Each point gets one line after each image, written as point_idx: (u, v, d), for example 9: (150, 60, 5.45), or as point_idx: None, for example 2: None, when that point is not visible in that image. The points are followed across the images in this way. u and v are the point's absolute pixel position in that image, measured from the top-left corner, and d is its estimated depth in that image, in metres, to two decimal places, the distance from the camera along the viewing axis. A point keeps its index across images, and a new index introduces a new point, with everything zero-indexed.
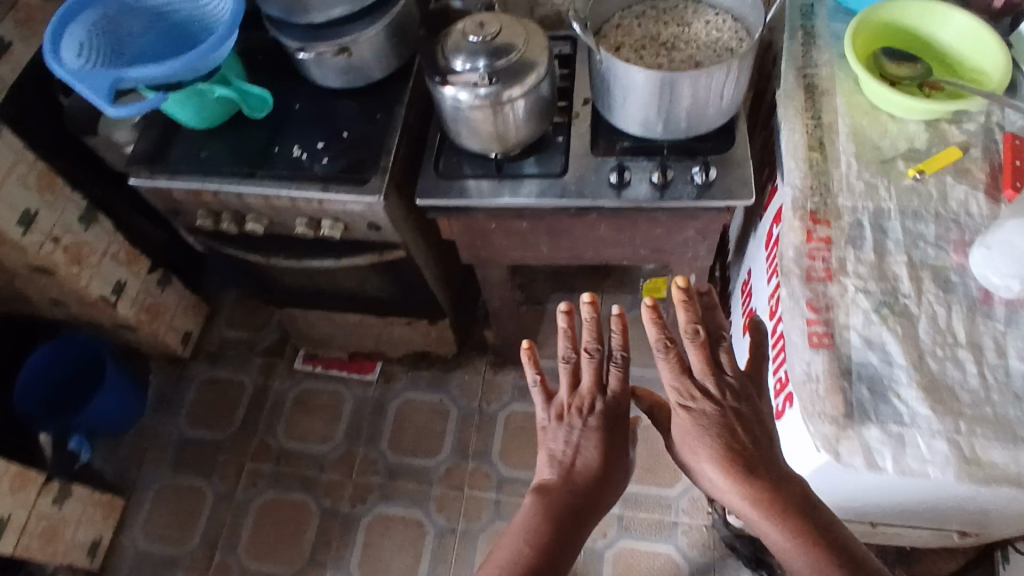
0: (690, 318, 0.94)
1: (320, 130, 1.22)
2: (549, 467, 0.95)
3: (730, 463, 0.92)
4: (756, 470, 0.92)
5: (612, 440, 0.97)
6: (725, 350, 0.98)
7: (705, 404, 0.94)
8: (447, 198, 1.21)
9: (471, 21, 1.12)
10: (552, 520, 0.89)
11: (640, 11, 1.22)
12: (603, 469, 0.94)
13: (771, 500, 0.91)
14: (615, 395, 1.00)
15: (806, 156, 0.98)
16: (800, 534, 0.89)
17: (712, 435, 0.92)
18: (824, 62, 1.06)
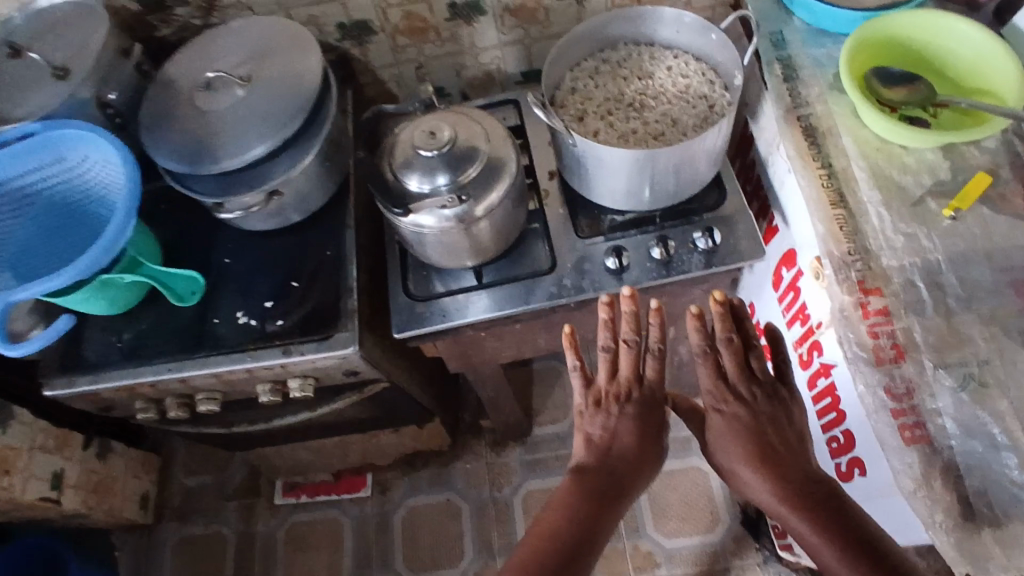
0: (726, 328, 0.80)
1: (264, 282, 1.04)
2: (586, 447, 0.88)
3: (765, 462, 0.78)
4: (795, 474, 0.77)
5: (652, 427, 0.88)
6: (756, 357, 0.82)
7: (736, 409, 0.81)
8: (430, 324, 1.05)
9: (418, 128, 0.95)
10: (580, 503, 0.83)
11: (592, 68, 1.09)
12: (641, 456, 0.87)
13: (814, 505, 0.75)
14: (651, 379, 0.90)
15: (832, 214, 0.89)
16: (845, 545, 0.72)
17: (739, 434, 0.79)
18: (815, 97, 0.97)
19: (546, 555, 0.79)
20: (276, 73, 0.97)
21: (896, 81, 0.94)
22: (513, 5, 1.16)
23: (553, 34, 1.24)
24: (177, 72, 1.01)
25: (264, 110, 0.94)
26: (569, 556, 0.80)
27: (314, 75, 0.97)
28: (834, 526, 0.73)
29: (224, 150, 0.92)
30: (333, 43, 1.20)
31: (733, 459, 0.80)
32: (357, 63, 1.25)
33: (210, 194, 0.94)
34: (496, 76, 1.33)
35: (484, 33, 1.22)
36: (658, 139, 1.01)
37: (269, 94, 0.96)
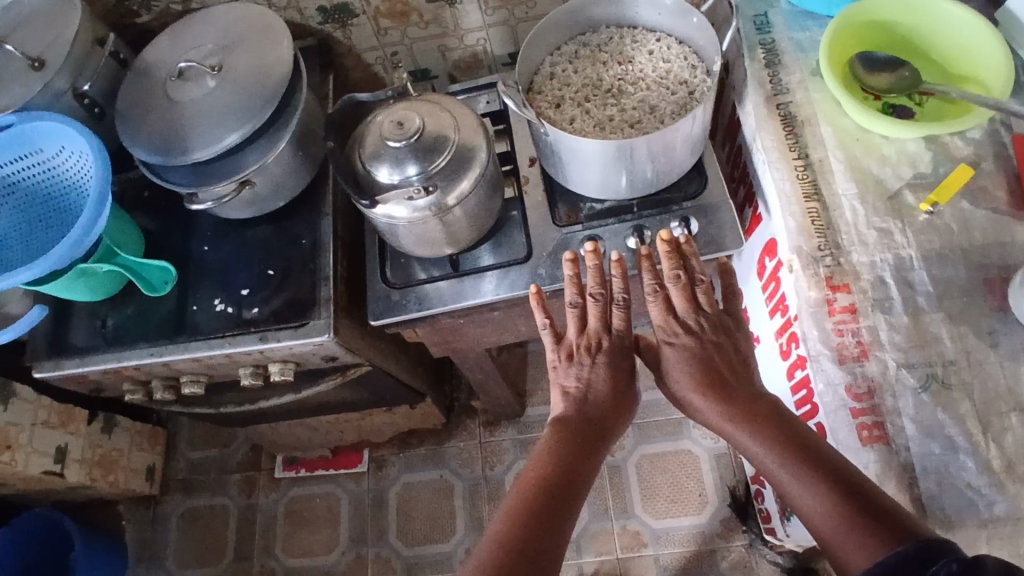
0: (673, 266, 0.88)
1: (243, 270, 1.06)
2: (565, 400, 0.90)
3: (712, 385, 0.84)
4: (736, 390, 0.84)
5: (625, 370, 0.91)
6: (703, 290, 0.89)
7: (685, 340, 0.87)
8: (405, 312, 1.06)
9: (388, 118, 0.95)
10: (563, 448, 0.85)
11: (571, 53, 1.07)
12: (614, 399, 0.90)
13: (764, 423, 0.80)
14: (622, 329, 0.92)
15: (805, 207, 0.86)
16: (795, 456, 0.76)
17: (685, 359, 0.86)
18: (796, 83, 0.94)
19: (537, 501, 0.80)
20: (247, 62, 0.97)
21: (880, 66, 0.90)
22: None
23: (537, 16, 1.22)
24: (155, 60, 1.03)
25: (234, 100, 0.95)
26: (557, 503, 0.80)
27: (284, 63, 0.96)
28: (783, 441, 0.78)
29: (194, 141, 0.93)
30: (315, 26, 1.20)
31: (685, 388, 0.86)
32: (340, 47, 1.25)
33: (182, 185, 0.95)
34: (483, 58, 1.31)
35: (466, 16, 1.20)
36: (635, 126, 0.99)
37: (239, 84, 0.96)
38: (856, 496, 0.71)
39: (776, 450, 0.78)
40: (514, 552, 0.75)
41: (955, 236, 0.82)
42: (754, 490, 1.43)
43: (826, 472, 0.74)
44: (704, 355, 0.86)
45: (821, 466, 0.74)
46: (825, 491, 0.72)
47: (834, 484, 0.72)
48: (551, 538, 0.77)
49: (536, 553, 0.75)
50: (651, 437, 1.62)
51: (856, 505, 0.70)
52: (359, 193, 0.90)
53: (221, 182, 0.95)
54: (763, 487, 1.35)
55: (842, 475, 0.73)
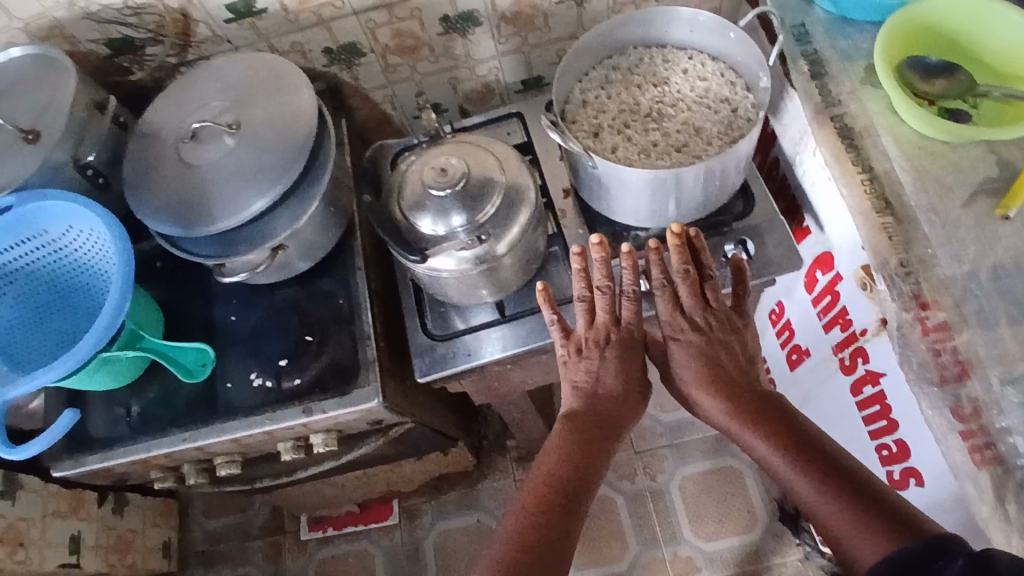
0: (682, 260, 0.81)
1: (274, 337, 0.98)
2: (573, 396, 0.83)
3: (718, 384, 0.80)
4: (749, 393, 0.79)
5: (635, 373, 0.84)
6: (712, 287, 0.83)
7: (690, 337, 0.82)
8: (453, 366, 0.99)
9: (428, 166, 0.89)
10: (574, 446, 0.78)
11: (602, 78, 1.03)
12: (625, 399, 0.82)
13: (778, 422, 0.76)
14: (631, 321, 0.84)
15: (878, 223, 0.83)
16: (811, 454, 0.73)
17: (693, 360, 0.81)
18: (847, 92, 0.91)
19: (548, 501, 0.74)
20: (268, 115, 0.90)
21: (933, 71, 0.89)
22: (509, 13, 1.11)
23: (550, 41, 1.18)
24: (160, 121, 0.95)
25: (259, 159, 0.88)
26: (568, 502, 0.75)
27: (308, 115, 0.90)
28: (799, 439, 0.74)
29: (218, 208, 0.86)
30: (320, 69, 1.14)
31: (691, 388, 0.81)
32: (346, 89, 1.19)
33: (208, 256, 0.89)
34: (495, 88, 1.25)
35: (476, 46, 1.16)
36: (681, 150, 0.95)
37: (262, 140, 0.89)
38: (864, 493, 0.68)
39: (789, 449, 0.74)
40: (527, 556, 0.70)
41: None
42: None
43: (837, 471, 0.71)
44: (713, 356, 0.81)
45: (841, 473, 0.70)
46: (833, 489, 0.69)
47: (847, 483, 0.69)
48: (561, 543, 0.72)
49: (549, 559, 0.70)
50: (690, 458, 1.57)
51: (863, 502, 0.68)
52: (408, 247, 0.84)
53: (252, 250, 0.88)
54: None
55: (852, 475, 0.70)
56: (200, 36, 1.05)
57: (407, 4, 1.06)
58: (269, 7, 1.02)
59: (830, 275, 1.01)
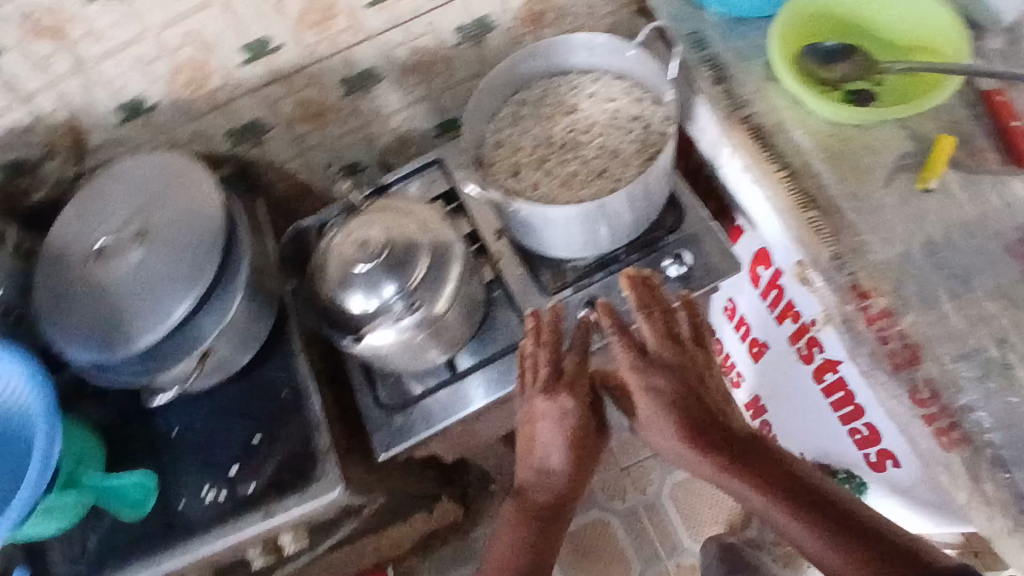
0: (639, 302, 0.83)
1: (222, 441, 0.93)
2: (529, 467, 0.87)
3: (695, 429, 0.76)
4: (724, 436, 0.76)
5: (589, 431, 0.85)
6: (675, 325, 0.83)
7: (659, 379, 0.79)
8: (413, 435, 0.96)
9: (350, 240, 0.86)
10: (525, 526, 0.84)
11: (511, 116, 1.01)
12: (580, 461, 0.85)
13: (757, 468, 0.73)
14: (573, 372, 0.85)
15: (805, 219, 0.83)
16: (794, 493, 0.70)
17: (663, 409, 0.78)
18: (752, 92, 0.91)
19: None
20: (173, 216, 0.86)
21: (834, 55, 0.89)
22: (409, 64, 1.09)
23: (457, 83, 1.16)
24: (62, 241, 0.90)
25: (170, 265, 0.84)
26: None
27: (214, 208, 0.86)
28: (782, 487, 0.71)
29: (137, 327, 0.82)
30: (226, 152, 1.10)
31: (668, 437, 0.77)
32: (259, 167, 1.15)
33: (138, 377, 0.85)
34: (412, 138, 1.23)
35: (383, 101, 1.13)
36: (602, 176, 0.94)
37: (170, 245, 0.85)
38: (856, 537, 0.66)
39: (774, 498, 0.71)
40: None
41: (961, 211, 0.79)
42: None
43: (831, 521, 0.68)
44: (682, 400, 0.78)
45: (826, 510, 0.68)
46: (824, 527, 0.67)
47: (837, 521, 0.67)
48: None
49: None
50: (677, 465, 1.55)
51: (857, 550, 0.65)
52: (342, 331, 0.82)
53: (181, 360, 0.85)
54: None
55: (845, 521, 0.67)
56: (92, 143, 1.00)
57: (302, 73, 1.04)
58: (160, 101, 0.99)
59: (771, 271, 1.01)
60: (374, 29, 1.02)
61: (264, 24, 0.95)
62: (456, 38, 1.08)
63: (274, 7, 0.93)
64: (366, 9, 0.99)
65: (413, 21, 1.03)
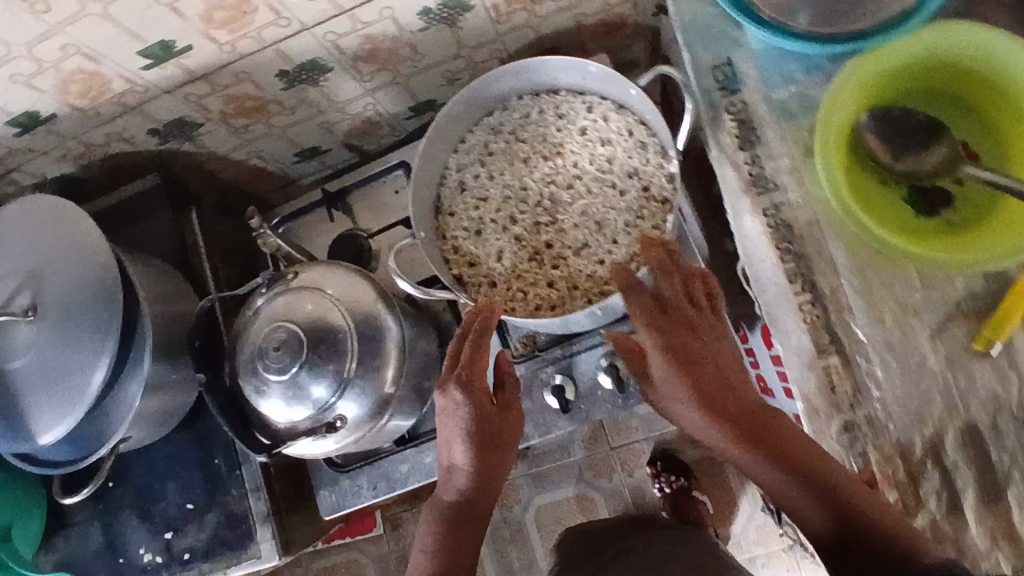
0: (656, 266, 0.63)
1: (157, 504, 0.88)
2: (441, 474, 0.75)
3: (712, 401, 0.61)
4: (739, 409, 0.62)
5: (501, 420, 0.72)
6: (695, 282, 0.64)
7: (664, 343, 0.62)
8: (355, 504, 0.89)
9: (270, 328, 0.72)
10: (436, 532, 0.73)
11: (481, 148, 0.80)
12: (493, 460, 0.72)
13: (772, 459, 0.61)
14: (469, 362, 0.70)
15: (821, 367, 0.65)
16: (809, 487, 0.59)
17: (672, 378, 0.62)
18: (786, 172, 0.68)
19: None
20: (64, 293, 0.74)
21: (905, 141, 0.65)
22: (364, 53, 0.86)
23: (428, 66, 0.93)
24: None
25: (67, 354, 0.72)
26: None
27: (106, 285, 0.73)
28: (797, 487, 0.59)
29: (41, 425, 0.73)
30: (154, 149, 0.93)
31: (680, 403, 0.63)
32: (197, 161, 0.98)
33: (56, 466, 0.77)
34: (379, 122, 1.02)
35: (336, 90, 0.92)
36: (580, 253, 0.76)
37: (63, 330, 0.73)
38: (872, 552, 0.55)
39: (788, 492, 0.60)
40: None
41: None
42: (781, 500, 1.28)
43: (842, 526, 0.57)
44: (693, 369, 0.61)
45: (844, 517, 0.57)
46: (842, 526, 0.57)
47: (853, 525, 0.57)
48: None
49: None
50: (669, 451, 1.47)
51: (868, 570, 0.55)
52: (253, 448, 0.72)
53: (95, 452, 0.76)
54: None
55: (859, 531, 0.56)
56: None
57: (226, 70, 0.83)
58: (57, 111, 0.81)
59: (773, 360, 0.83)
60: (309, 20, 0.79)
61: (163, 26, 0.73)
62: (420, 22, 0.84)
63: (168, 10, 0.71)
64: (293, 1, 0.75)
65: (359, 8, 0.79)
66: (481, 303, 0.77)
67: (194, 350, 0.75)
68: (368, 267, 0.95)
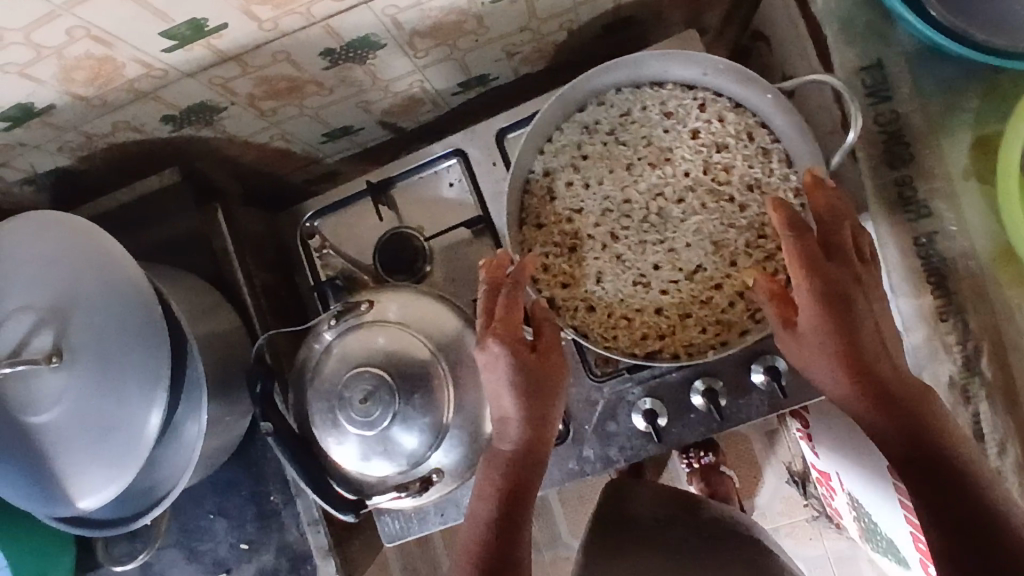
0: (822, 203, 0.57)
1: (203, 544, 0.79)
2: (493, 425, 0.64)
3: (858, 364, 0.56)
4: (887, 373, 0.56)
5: (550, 374, 0.61)
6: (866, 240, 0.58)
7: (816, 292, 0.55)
8: (418, 531, 0.81)
9: (353, 377, 0.62)
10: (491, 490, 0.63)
11: (573, 149, 0.71)
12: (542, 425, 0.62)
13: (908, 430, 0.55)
14: (509, 316, 0.59)
15: (971, 413, 0.60)
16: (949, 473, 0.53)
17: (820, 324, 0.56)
18: (941, 196, 0.61)
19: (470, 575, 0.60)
20: (100, 334, 0.62)
21: None
22: (423, 27, 0.73)
23: (490, 40, 0.80)
24: None
25: (113, 407, 0.62)
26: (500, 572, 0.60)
27: (148, 329, 0.62)
28: (931, 464, 0.54)
29: (91, 488, 0.63)
30: (167, 136, 0.78)
31: (818, 358, 0.57)
32: (214, 146, 0.83)
33: (108, 524, 0.68)
34: (423, 98, 0.89)
35: (383, 66, 0.79)
36: (693, 276, 0.68)
37: (100, 380, 0.62)
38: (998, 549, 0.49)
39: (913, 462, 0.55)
40: None
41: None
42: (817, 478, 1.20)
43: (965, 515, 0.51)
44: (848, 321, 0.55)
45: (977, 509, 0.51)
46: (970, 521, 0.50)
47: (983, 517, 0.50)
48: None
49: None
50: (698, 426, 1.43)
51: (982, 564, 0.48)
52: (339, 507, 0.65)
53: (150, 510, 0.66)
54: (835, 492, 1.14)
55: (990, 524, 0.50)
56: None
57: (263, 49, 0.69)
58: (58, 101, 0.67)
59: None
60: None
61: (193, 5, 0.59)
62: None
63: None
64: None
65: None
66: (579, 330, 0.69)
67: (258, 399, 0.64)
68: (421, 271, 0.84)
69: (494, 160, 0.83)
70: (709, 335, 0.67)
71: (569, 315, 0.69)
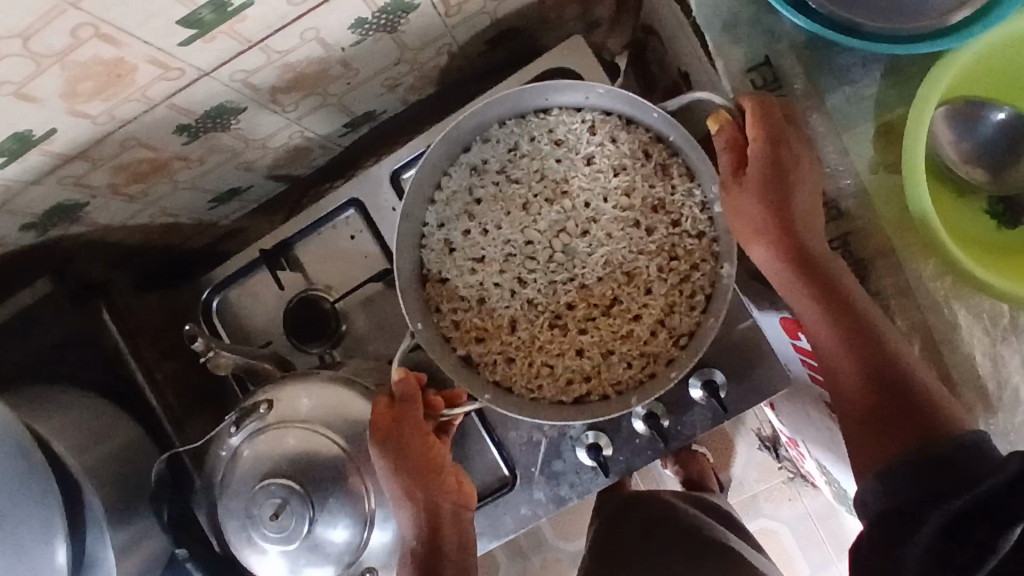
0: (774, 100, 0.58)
1: None
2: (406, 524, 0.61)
3: (792, 240, 0.57)
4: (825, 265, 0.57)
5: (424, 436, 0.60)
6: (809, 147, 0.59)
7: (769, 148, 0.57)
8: None
9: (262, 490, 0.58)
10: None
11: (465, 195, 0.67)
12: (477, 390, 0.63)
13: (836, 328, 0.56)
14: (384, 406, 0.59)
15: None
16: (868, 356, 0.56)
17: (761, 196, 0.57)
18: (851, 195, 0.60)
19: None
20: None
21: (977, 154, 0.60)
22: (283, 83, 0.67)
23: (365, 79, 0.74)
24: None
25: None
26: None
27: (20, 494, 0.54)
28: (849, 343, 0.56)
29: None
30: (28, 242, 0.71)
31: (749, 227, 0.58)
32: (89, 239, 0.76)
33: None
34: (308, 145, 0.83)
35: (253, 126, 0.72)
36: (611, 310, 0.65)
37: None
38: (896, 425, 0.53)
39: (849, 366, 0.56)
40: None
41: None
42: (784, 441, 1.16)
43: (888, 405, 0.55)
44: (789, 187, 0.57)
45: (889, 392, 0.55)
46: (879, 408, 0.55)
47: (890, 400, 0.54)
48: None
49: None
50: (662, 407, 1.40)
51: (884, 433, 0.54)
52: None
53: None
54: (804, 457, 1.11)
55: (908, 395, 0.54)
56: None
57: (107, 140, 0.62)
58: None
59: (799, 352, 0.74)
60: (207, 64, 0.58)
61: (7, 119, 0.52)
62: (353, 36, 0.65)
63: (14, 99, 0.51)
64: (183, 48, 0.55)
65: (273, 37, 0.59)
66: (502, 386, 0.65)
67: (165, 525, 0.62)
68: (337, 332, 0.78)
69: (394, 204, 0.78)
70: (635, 369, 0.64)
71: (488, 372, 0.65)
